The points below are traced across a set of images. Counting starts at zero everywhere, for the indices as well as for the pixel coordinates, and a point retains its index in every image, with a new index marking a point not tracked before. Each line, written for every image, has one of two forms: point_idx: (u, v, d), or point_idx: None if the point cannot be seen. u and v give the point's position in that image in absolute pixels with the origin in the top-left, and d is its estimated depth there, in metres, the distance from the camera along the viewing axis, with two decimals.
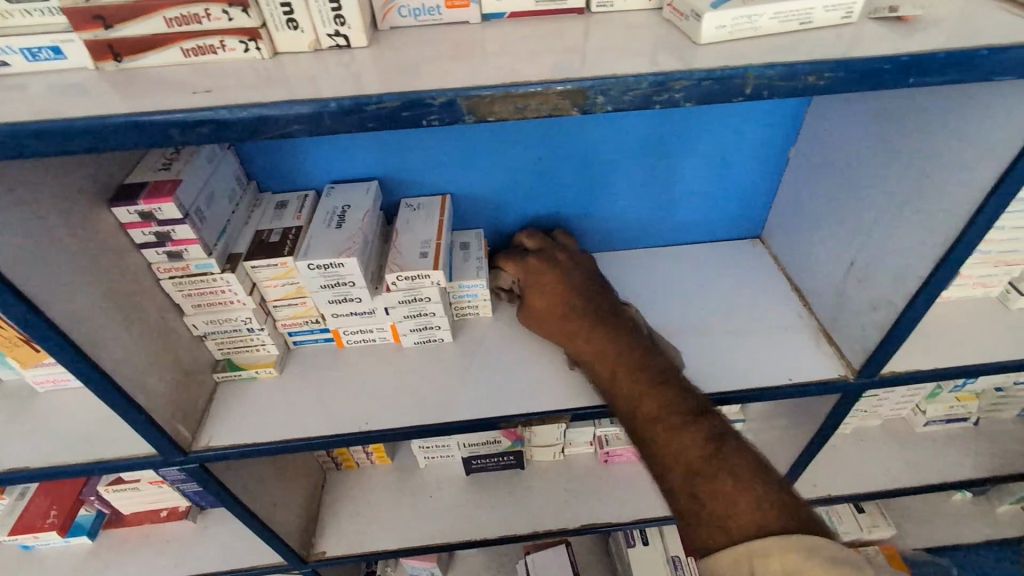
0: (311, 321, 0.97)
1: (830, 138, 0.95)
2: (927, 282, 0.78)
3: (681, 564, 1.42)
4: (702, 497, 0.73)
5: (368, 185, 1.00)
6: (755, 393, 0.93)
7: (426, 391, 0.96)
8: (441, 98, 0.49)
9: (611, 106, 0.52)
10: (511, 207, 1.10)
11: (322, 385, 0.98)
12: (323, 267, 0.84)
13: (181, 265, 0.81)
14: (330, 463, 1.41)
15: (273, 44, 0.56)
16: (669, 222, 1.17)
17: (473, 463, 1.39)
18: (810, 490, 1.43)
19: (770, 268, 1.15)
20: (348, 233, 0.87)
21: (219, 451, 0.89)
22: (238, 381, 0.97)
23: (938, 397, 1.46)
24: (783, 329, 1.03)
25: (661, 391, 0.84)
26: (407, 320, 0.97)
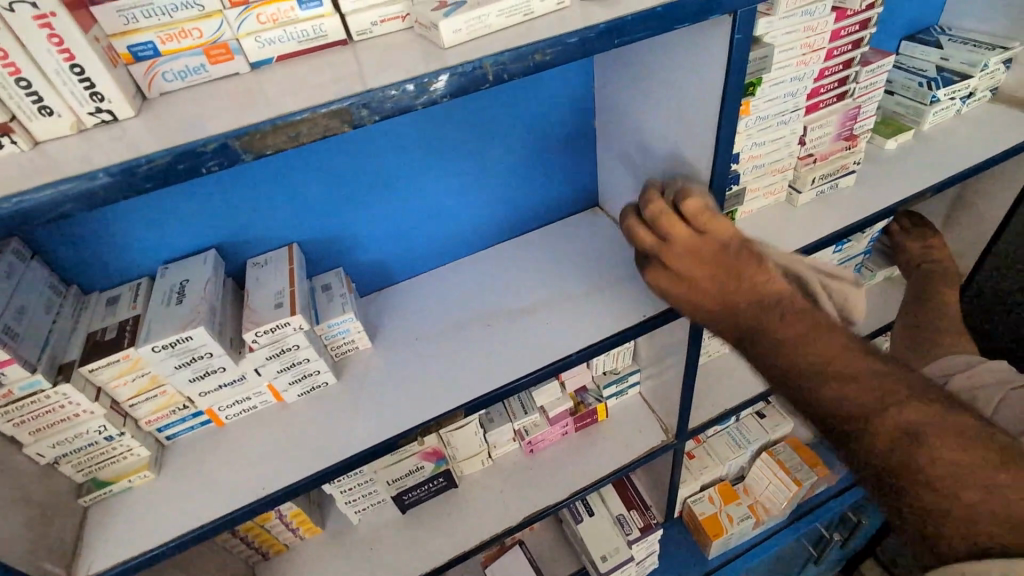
0: (179, 408, 0.92)
1: (615, 103, 1.10)
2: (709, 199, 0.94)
3: (627, 519, 1.51)
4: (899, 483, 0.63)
5: (204, 255, 0.97)
6: (620, 336, 1.03)
7: (320, 436, 0.96)
8: (211, 144, 0.53)
9: (378, 116, 0.59)
10: (362, 238, 1.13)
11: (208, 468, 0.93)
12: (170, 346, 0.81)
13: (1, 391, 0.73)
14: (256, 556, 1.32)
15: (30, 134, 0.56)
16: (514, 212, 1.27)
17: (405, 499, 1.37)
18: (710, 411, 1.58)
19: (610, 228, 1.28)
20: (191, 306, 0.85)
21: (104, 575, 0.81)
22: (111, 497, 0.90)
23: None
24: (630, 276, 1.15)
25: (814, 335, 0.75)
26: (282, 374, 0.95)
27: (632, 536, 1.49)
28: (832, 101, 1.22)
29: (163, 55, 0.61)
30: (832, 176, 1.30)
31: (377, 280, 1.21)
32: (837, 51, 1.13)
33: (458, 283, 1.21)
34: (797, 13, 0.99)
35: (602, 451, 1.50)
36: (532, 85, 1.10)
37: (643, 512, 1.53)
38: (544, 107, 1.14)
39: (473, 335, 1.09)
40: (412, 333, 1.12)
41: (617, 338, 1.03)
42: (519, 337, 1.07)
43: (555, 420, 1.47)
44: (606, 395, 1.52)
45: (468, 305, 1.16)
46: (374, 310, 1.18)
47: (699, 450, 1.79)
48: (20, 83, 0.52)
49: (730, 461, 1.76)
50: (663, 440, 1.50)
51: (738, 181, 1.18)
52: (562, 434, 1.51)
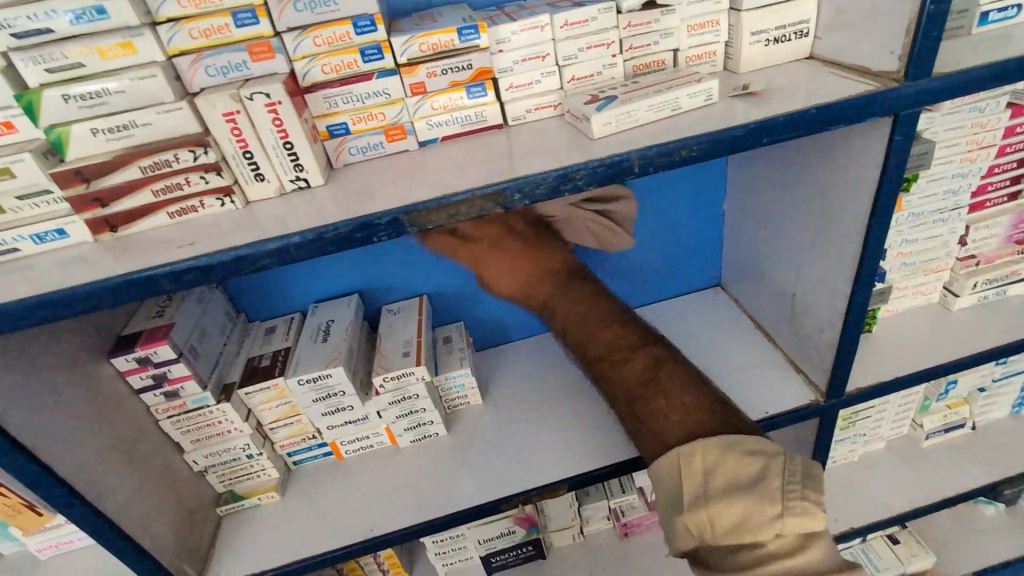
0: (308, 437, 1.00)
1: (749, 186, 1.07)
2: (853, 297, 0.86)
3: None
4: (643, 417, 0.73)
5: (348, 299, 1.09)
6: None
7: (426, 486, 0.98)
8: (386, 217, 0.58)
9: (528, 200, 0.61)
10: (484, 297, 1.19)
11: (324, 499, 0.99)
12: (313, 381, 0.90)
13: (178, 402, 0.85)
14: None
15: (245, 196, 0.65)
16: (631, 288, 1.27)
17: (492, 561, 1.36)
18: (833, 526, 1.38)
19: (731, 312, 1.23)
20: (333, 346, 0.94)
21: None
22: (241, 511, 0.98)
23: (930, 408, 1.45)
24: (755, 366, 1.08)
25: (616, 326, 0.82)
26: (399, 420, 1.01)
27: None
28: (1003, 200, 1.07)
29: (353, 133, 0.71)
30: (999, 281, 1.13)
31: (491, 337, 1.25)
32: (1011, 148, 0.99)
33: None
34: (966, 110, 0.90)
35: None
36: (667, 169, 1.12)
37: None
38: (677, 192, 1.15)
39: (581, 404, 1.07)
40: (521, 394, 1.13)
41: None
42: None
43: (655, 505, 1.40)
44: None
45: (580, 373, 1.15)
46: (487, 366, 1.22)
47: None
48: (246, 156, 0.62)
49: None
50: None
51: (883, 278, 1.07)
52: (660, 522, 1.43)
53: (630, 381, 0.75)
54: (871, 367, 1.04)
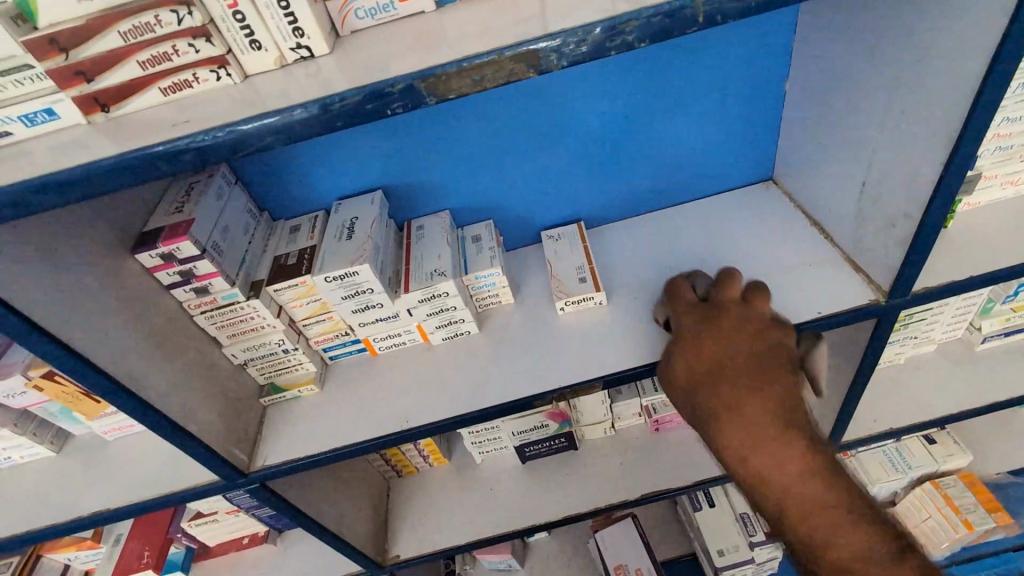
0: (341, 334, 1.00)
1: (819, 57, 0.93)
2: (940, 183, 0.74)
3: (751, 520, 1.43)
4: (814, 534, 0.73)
5: (371, 195, 1.03)
6: None
7: (459, 382, 0.98)
8: (400, 84, 0.50)
9: (567, 61, 0.51)
10: (513, 193, 1.12)
11: (361, 393, 1.01)
12: (339, 278, 0.87)
13: (209, 298, 0.85)
14: (391, 472, 1.47)
15: (242, 68, 0.58)
16: (672, 182, 1.16)
17: (526, 451, 1.42)
18: (870, 427, 1.36)
19: (785, 207, 1.12)
20: (358, 243, 0.90)
21: (277, 468, 0.93)
22: (284, 402, 1.02)
23: (993, 311, 1.34)
24: (809, 264, 0.99)
25: (792, 445, 0.75)
26: (430, 318, 0.99)
27: (756, 538, 1.41)
28: None
29: None
30: None
31: (523, 236, 1.19)
32: None
33: (608, 249, 1.15)
34: None
35: None
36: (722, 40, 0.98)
37: None
38: (730, 68, 1.02)
39: (616, 304, 1.03)
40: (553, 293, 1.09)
41: None
42: None
43: None
44: None
45: (617, 273, 1.09)
46: (518, 266, 1.17)
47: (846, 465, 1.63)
48: (236, 17, 0.54)
49: (882, 484, 1.59)
50: None
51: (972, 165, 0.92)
52: None
53: (810, 499, 0.74)
54: (945, 263, 0.93)
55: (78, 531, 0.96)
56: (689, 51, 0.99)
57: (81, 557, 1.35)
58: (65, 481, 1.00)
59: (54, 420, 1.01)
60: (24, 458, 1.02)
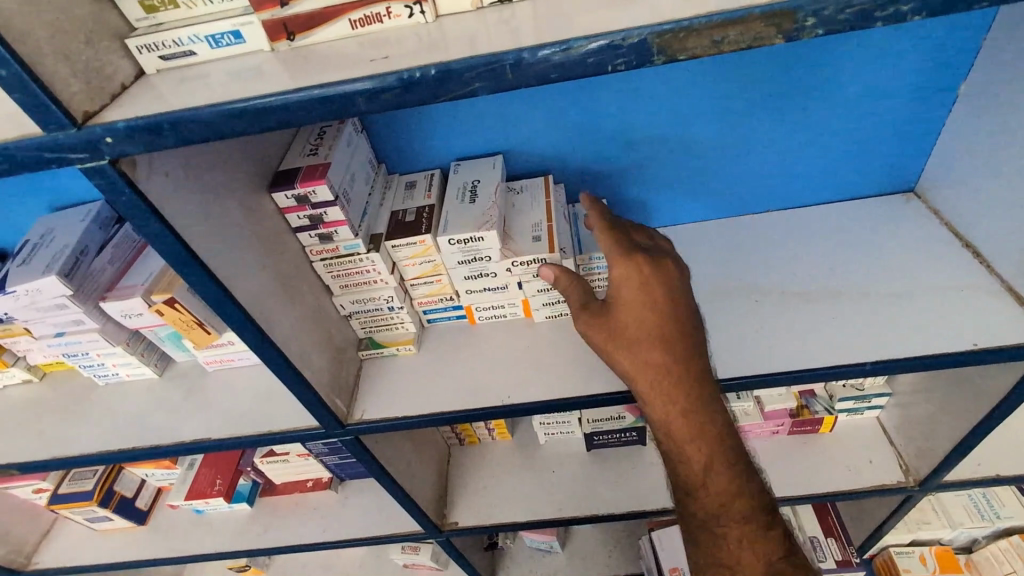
0: (446, 298, 0.97)
1: (1016, 65, 0.82)
2: None
3: (821, 546, 1.38)
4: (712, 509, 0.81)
5: (491, 159, 0.99)
6: (893, 363, 0.85)
7: (562, 363, 0.95)
8: (632, 37, 0.46)
9: (821, 29, 0.45)
10: (631, 174, 1.06)
11: (458, 358, 0.99)
12: (464, 242, 0.83)
13: (332, 247, 0.84)
14: (454, 439, 1.47)
15: (436, 6, 0.54)
16: (802, 182, 1.08)
17: (594, 440, 1.37)
18: (974, 470, 1.26)
19: (930, 223, 1.03)
20: (483, 207, 0.86)
21: (373, 423, 0.92)
22: (380, 358, 1.00)
23: None
24: (962, 289, 0.91)
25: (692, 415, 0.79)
26: (540, 293, 0.95)
27: (826, 565, 1.36)
28: None
29: None
30: None
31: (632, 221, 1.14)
32: None
33: (723, 245, 1.08)
34: None
35: (817, 465, 1.34)
36: (899, 34, 0.89)
37: (844, 546, 1.38)
38: (899, 67, 0.92)
39: (735, 304, 0.97)
40: None
41: (900, 363, 0.85)
42: (794, 322, 0.93)
43: (771, 415, 1.35)
44: (837, 408, 1.34)
45: (737, 271, 1.03)
46: None
47: (925, 503, 1.57)
48: None
49: (963, 528, 1.51)
50: (898, 481, 1.27)
51: None
52: (772, 433, 1.38)
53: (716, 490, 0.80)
54: None
55: (175, 454, 0.98)
56: (857, 42, 0.90)
57: (156, 475, 1.42)
58: (165, 405, 1.03)
59: (160, 344, 1.03)
60: (130, 375, 1.06)
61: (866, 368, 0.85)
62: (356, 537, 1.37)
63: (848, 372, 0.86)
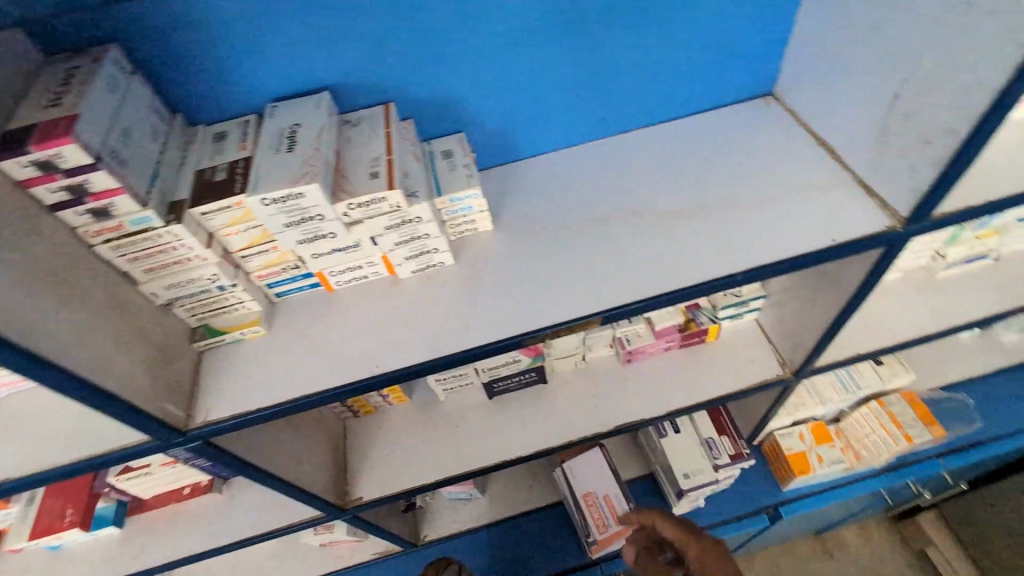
0: (290, 267, 0.83)
1: None
2: (999, 100, 0.65)
3: (716, 445, 1.48)
4: None
5: (316, 97, 0.83)
6: (761, 270, 0.84)
7: (435, 318, 0.86)
8: None
9: None
10: (488, 100, 0.95)
11: (318, 331, 0.87)
12: (280, 201, 0.68)
13: (113, 225, 0.66)
14: (348, 413, 1.37)
15: None
16: (666, 94, 1.03)
17: (494, 386, 1.35)
18: (837, 354, 1.38)
19: (788, 123, 1.03)
20: (303, 155, 0.71)
21: (221, 423, 0.78)
22: (222, 346, 0.85)
23: (960, 239, 1.38)
24: (819, 188, 0.91)
25: None
26: (399, 247, 0.83)
27: (720, 461, 1.47)
28: None
29: None
30: None
31: (498, 153, 1.04)
32: None
33: (593, 169, 1.03)
34: None
35: (705, 373, 1.41)
36: None
37: (735, 440, 1.50)
38: None
39: (609, 230, 0.93)
40: (536, 219, 0.96)
41: (768, 268, 0.84)
42: (668, 240, 0.90)
43: (662, 333, 1.38)
44: (721, 316, 1.40)
45: (610, 196, 0.98)
46: (496, 188, 1.03)
47: (800, 388, 1.72)
48: None
49: (832, 403, 1.69)
50: (777, 375, 1.38)
51: None
52: (663, 349, 1.42)
53: None
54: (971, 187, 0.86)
55: None
56: None
57: None
58: None
59: None
60: None
61: (737, 278, 0.84)
62: (251, 535, 1.25)
63: (720, 284, 0.85)
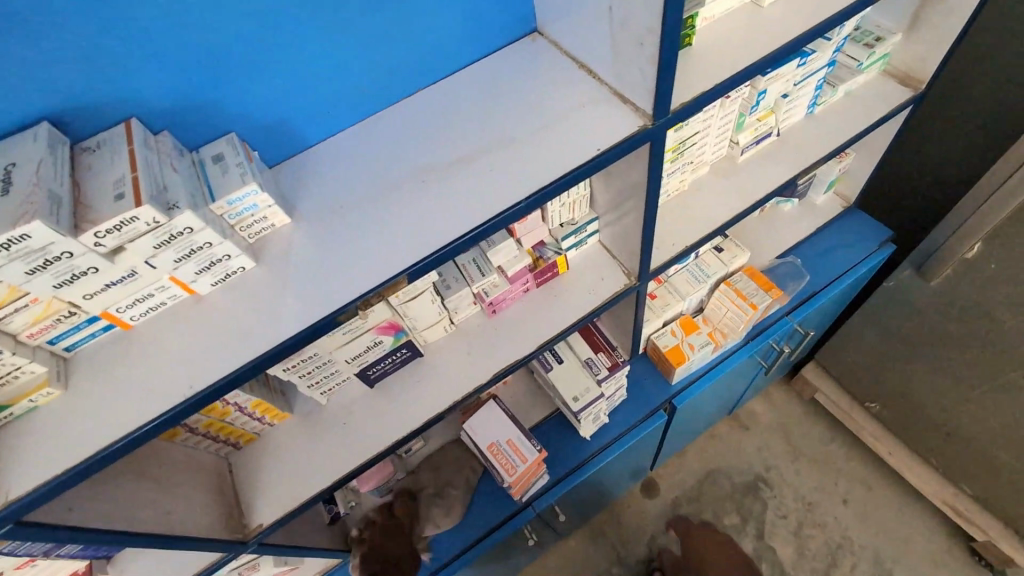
0: (63, 317, 0.76)
1: None
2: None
3: (595, 362, 1.60)
4: None
5: (35, 130, 0.77)
6: (543, 193, 0.91)
7: (250, 323, 0.86)
8: None
9: None
10: (247, 94, 0.92)
11: (125, 371, 0.82)
12: (4, 248, 0.62)
13: None
14: (227, 446, 1.31)
15: None
16: (432, 50, 1.06)
17: (371, 374, 1.35)
18: (671, 252, 1.50)
19: (553, 54, 1.09)
20: (19, 194, 0.65)
21: (33, 495, 0.72)
22: (15, 421, 0.78)
23: (745, 125, 1.54)
24: (583, 106, 0.99)
25: None
26: (184, 263, 0.80)
27: (601, 375, 1.58)
28: None
29: None
30: None
31: (284, 146, 1.02)
32: None
33: (381, 139, 1.05)
34: None
35: (565, 302, 1.49)
36: None
37: (610, 353, 1.61)
38: None
39: (403, 194, 0.96)
40: (334, 202, 0.97)
41: (552, 191, 0.92)
42: (457, 188, 0.95)
43: (515, 278, 1.43)
44: (565, 248, 1.46)
45: (399, 161, 1.01)
46: (288, 182, 1.01)
47: (661, 291, 1.86)
48: None
49: (690, 296, 1.84)
50: (626, 284, 1.49)
51: None
52: (524, 292, 1.49)
53: None
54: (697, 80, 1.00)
55: None
56: None
57: None
58: None
59: None
60: None
61: (522, 207, 0.90)
62: None
63: (512, 215, 0.91)
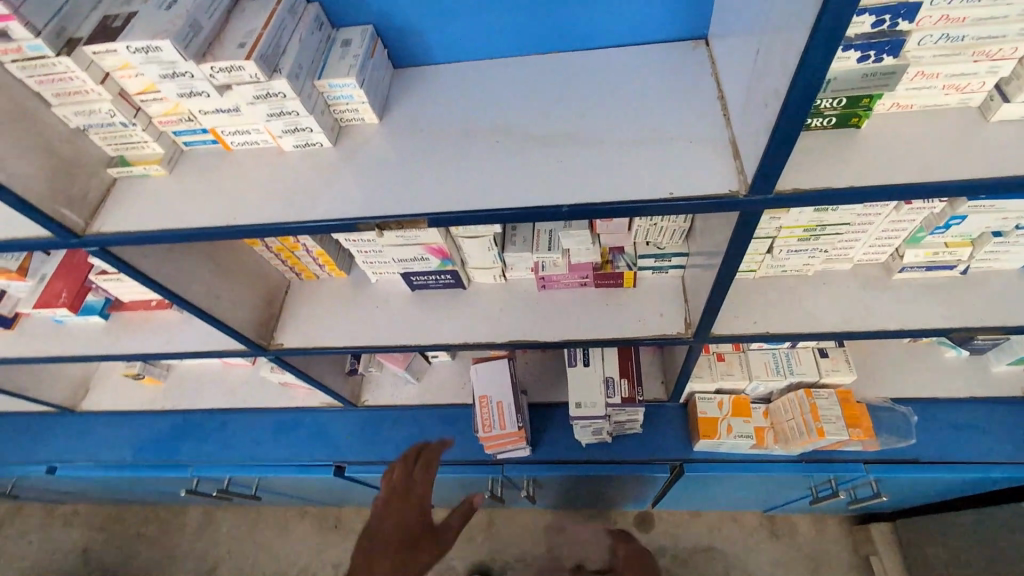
0: (185, 119, 0.96)
1: None
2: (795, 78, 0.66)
3: (614, 384, 1.54)
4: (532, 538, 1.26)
5: None
6: (589, 208, 0.87)
7: (300, 191, 0.97)
8: None
9: None
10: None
11: (207, 180, 1.01)
12: (143, 51, 0.80)
13: (13, 47, 0.79)
14: (291, 273, 1.55)
15: None
16: (585, 18, 1.04)
17: (413, 280, 1.47)
18: (750, 327, 1.33)
19: (703, 71, 1.01)
20: (173, 14, 0.81)
21: (109, 236, 0.95)
22: (133, 177, 1.03)
23: (922, 241, 1.27)
24: (692, 140, 0.92)
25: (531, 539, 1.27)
26: (273, 120, 0.94)
27: (612, 400, 1.53)
28: None
29: None
30: None
31: (417, 55, 1.11)
32: None
33: (497, 83, 1.07)
34: None
35: (615, 315, 1.43)
36: None
37: (633, 386, 1.54)
38: None
39: (477, 145, 0.99)
40: (421, 123, 1.04)
41: (602, 211, 0.88)
42: (522, 162, 0.95)
43: (575, 267, 1.40)
44: (640, 265, 1.39)
45: (495, 111, 1.03)
46: (401, 87, 1.10)
47: (733, 358, 1.69)
48: None
49: (759, 380, 1.64)
50: (680, 333, 1.37)
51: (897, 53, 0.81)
52: (579, 284, 1.46)
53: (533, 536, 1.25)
54: (842, 169, 0.85)
55: None
56: None
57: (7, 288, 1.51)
58: None
59: None
60: None
61: (563, 211, 0.88)
62: (191, 353, 1.48)
63: (550, 214, 0.89)
